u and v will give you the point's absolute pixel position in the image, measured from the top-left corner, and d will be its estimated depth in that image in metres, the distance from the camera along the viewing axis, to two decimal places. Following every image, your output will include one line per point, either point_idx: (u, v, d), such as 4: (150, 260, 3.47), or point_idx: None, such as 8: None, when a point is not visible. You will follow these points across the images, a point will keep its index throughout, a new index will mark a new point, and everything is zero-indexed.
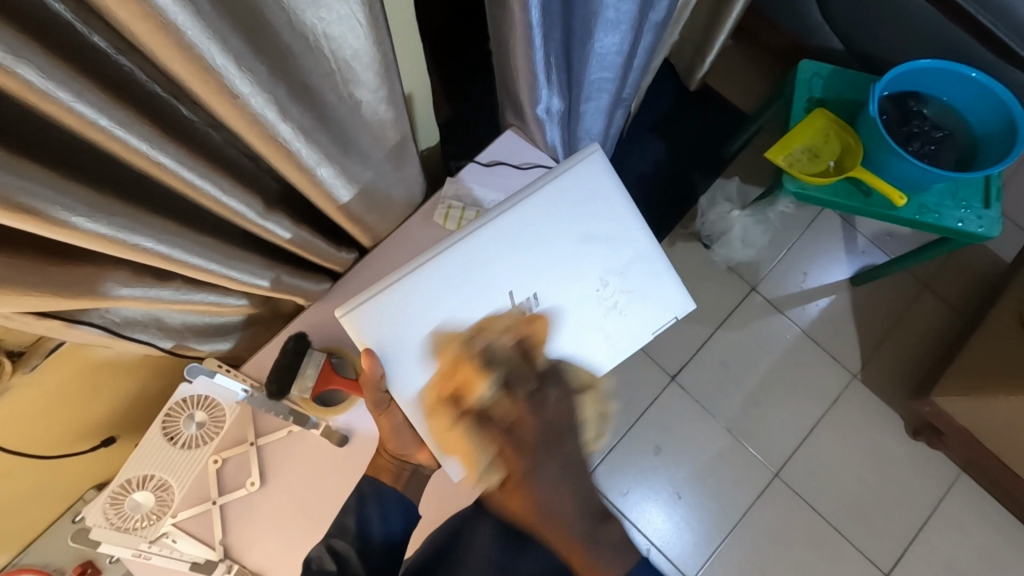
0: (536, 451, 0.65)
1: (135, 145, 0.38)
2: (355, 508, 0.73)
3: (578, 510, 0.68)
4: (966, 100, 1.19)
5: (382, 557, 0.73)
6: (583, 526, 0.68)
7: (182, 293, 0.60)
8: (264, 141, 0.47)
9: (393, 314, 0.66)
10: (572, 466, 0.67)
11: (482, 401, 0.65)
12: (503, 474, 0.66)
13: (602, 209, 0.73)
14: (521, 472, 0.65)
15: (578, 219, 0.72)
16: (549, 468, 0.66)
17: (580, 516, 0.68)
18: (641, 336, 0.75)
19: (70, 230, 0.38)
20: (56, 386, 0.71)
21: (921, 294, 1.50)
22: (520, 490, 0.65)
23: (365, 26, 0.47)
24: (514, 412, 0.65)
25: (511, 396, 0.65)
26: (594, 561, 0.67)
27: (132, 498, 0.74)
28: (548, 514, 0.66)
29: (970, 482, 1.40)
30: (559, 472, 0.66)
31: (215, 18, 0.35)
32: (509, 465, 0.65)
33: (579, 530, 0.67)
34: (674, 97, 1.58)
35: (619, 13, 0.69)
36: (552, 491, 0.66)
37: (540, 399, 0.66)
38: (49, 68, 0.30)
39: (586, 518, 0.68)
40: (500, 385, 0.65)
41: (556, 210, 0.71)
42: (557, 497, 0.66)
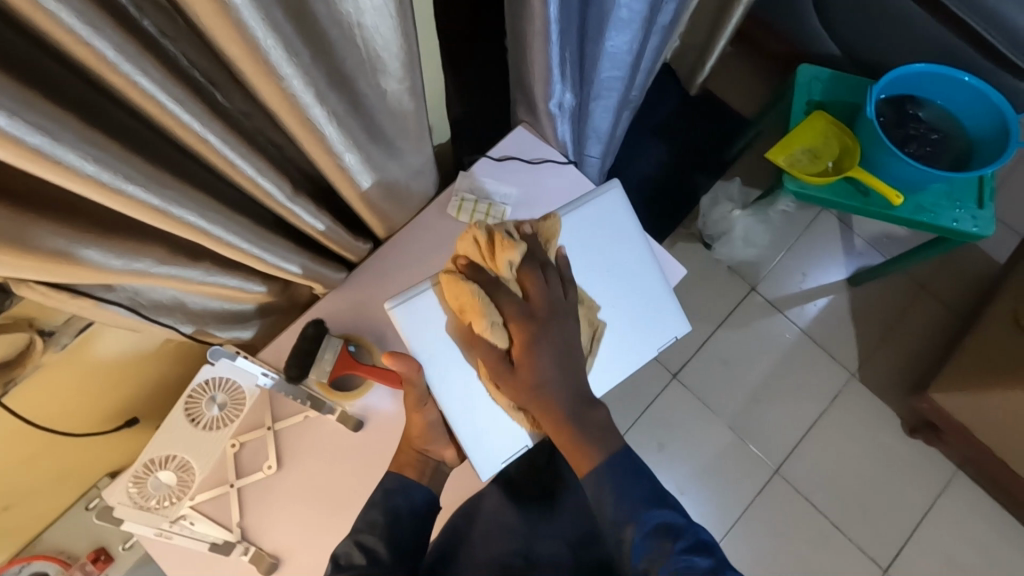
0: (544, 319, 0.67)
1: (186, 121, 0.40)
2: (384, 504, 0.72)
3: (570, 393, 0.67)
4: (959, 104, 1.23)
5: (409, 539, 0.72)
6: (572, 407, 0.67)
7: (210, 275, 0.62)
8: (300, 124, 0.50)
9: (429, 318, 0.69)
10: (563, 352, 0.68)
11: (501, 275, 0.68)
12: (510, 333, 0.67)
13: (617, 231, 0.78)
14: (527, 338, 0.66)
15: (596, 239, 0.77)
16: (546, 348, 0.67)
17: (570, 397, 0.67)
18: (648, 355, 0.78)
19: (122, 201, 0.40)
20: (82, 368, 0.73)
21: (918, 293, 1.53)
22: (523, 361, 0.66)
23: (397, 16, 0.49)
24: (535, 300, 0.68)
25: (530, 272, 0.68)
26: (587, 456, 0.67)
27: (155, 478, 0.75)
28: (538, 393, 0.66)
29: (967, 479, 1.43)
30: (558, 353, 0.67)
31: (269, 2, 0.37)
32: (519, 332, 0.66)
33: (566, 413, 0.67)
34: (676, 101, 1.61)
35: (631, 13, 0.72)
36: (550, 374, 0.66)
37: (536, 285, 0.68)
38: (120, 41, 0.32)
39: (577, 405, 0.68)
40: (522, 265, 0.69)
41: (579, 225, 0.76)
42: (553, 382, 0.67)
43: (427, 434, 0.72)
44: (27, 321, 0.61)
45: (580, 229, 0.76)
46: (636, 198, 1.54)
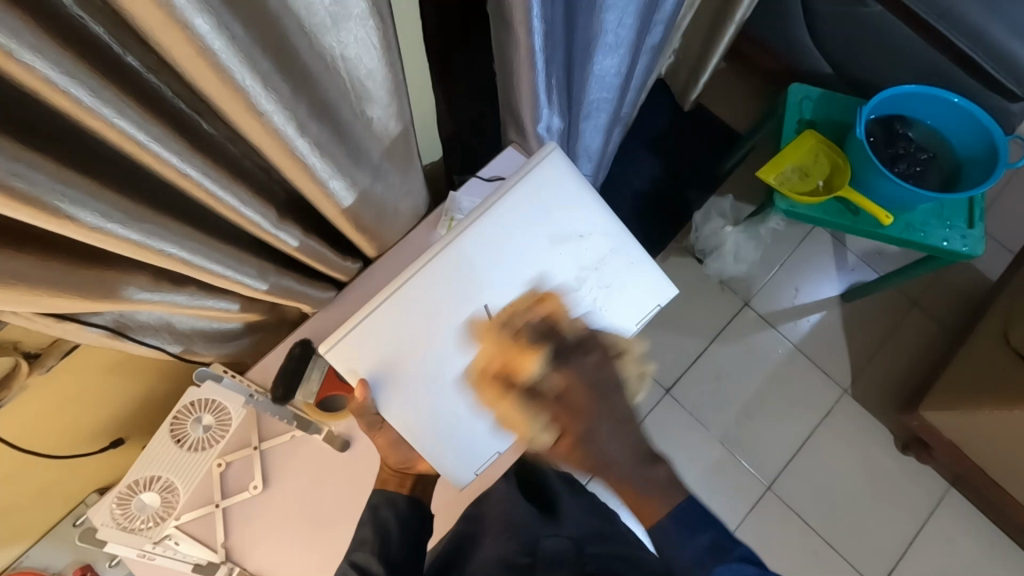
0: (586, 409, 0.54)
1: (166, 158, 0.41)
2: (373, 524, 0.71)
3: (630, 450, 0.57)
4: (948, 123, 1.24)
5: (402, 557, 0.69)
6: (633, 463, 0.58)
7: (195, 299, 0.62)
8: (283, 155, 0.50)
9: (371, 336, 0.69)
10: (620, 419, 0.56)
11: (526, 386, 0.56)
12: (557, 437, 0.56)
13: (566, 207, 0.74)
14: (577, 434, 0.54)
15: (546, 226, 0.73)
16: (599, 427, 0.55)
17: (630, 455, 0.57)
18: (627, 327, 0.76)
19: (101, 235, 0.40)
20: (68, 387, 0.73)
21: (910, 310, 1.53)
22: (576, 448, 0.55)
23: (378, 47, 0.50)
24: (566, 385, 0.54)
25: (564, 368, 0.55)
26: (648, 500, 0.59)
27: (138, 499, 0.75)
28: (603, 469, 0.56)
29: (960, 496, 1.42)
30: (614, 426, 0.55)
31: (248, 43, 0.38)
32: (563, 426, 0.55)
33: (627, 469, 0.57)
34: (669, 117, 1.62)
35: (618, 37, 0.74)
36: (608, 451, 0.55)
37: (576, 359, 0.56)
38: (98, 87, 0.33)
39: (634, 458, 0.58)
40: (554, 361, 0.55)
41: (524, 217, 0.73)
42: (612, 450, 0.56)
43: (397, 452, 0.74)
44: (12, 343, 0.62)
45: (527, 216, 0.73)
46: (629, 212, 1.55)
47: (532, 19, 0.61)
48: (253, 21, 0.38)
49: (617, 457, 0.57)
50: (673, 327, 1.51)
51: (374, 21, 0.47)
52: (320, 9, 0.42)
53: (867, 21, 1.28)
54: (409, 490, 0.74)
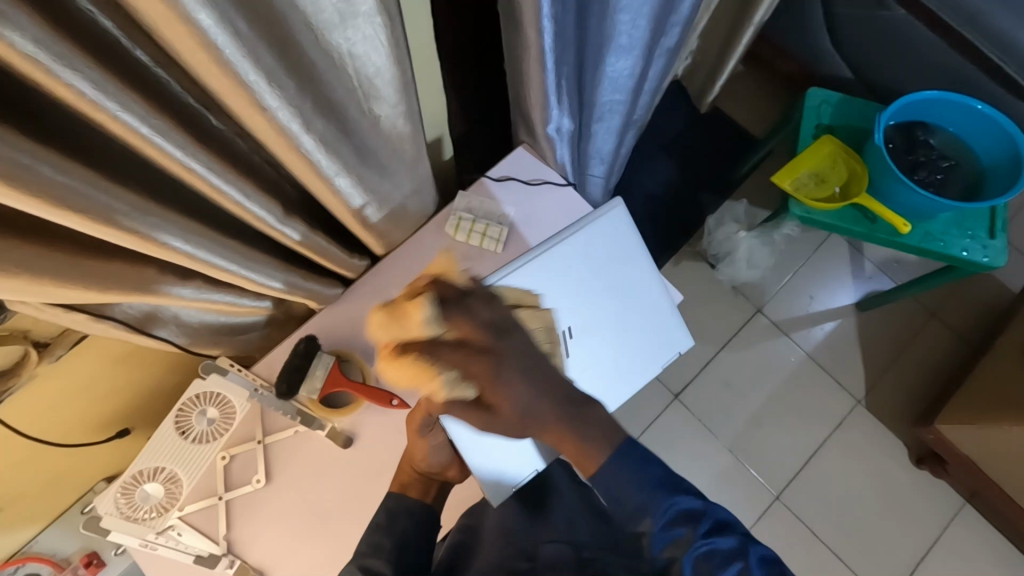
0: (488, 354, 0.50)
1: (170, 152, 0.41)
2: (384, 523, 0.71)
3: (552, 400, 0.55)
4: (971, 131, 1.21)
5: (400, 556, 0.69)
6: (560, 408, 0.56)
7: (201, 292, 0.63)
8: (289, 153, 0.51)
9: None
10: (531, 363, 0.53)
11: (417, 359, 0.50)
12: (472, 388, 0.51)
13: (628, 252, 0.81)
14: (483, 383, 0.50)
15: (604, 261, 0.79)
16: (507, 371, 0.51)
17: (552, 401, 0.55)
18: (655, 370, 0.81)
19: (106, 227, 0.41)
20: (77, 377, 0.74)
21: (928, 320, 1.50)
22: (493, 399, 0.51)
23: (388, 46, 0.50)
24: (472, 356, 0.50)
25: (455, 320, 0.50)
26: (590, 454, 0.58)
27: (142, 489, 0.76)
28: (526, 419, 0.54)
29: (975, 513, 1.39)
30: (527, 367, 0.52)
31: (252, 39, 0.38)
32: (476, 378, 0.50)
33: (558, 419, 0.56)
34: (685, 119, 1.61)
35: (632, 39, 0.72)
36: (526, 401, 0.53)
37: (468, 305, 0.51)
38: (101, 80, 0.33)
39: (569, 405, 0.57)
40: (442, 315, 0.50)
41: (587, 250, 0.79)
42: (528, 399, 0.53)
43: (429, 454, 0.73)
44: (22, 333, 0.63)
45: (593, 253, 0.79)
46: (642, 215, 1.53)
47: (543, 19, 0.61)
48: (259, 19, 0.39)
49: (552, 417, 0.56)
50: None
51: (383, 18, 0.47)
52: (327, 5, 0.42)
53: (889, 26, 1.26)
54: (432, 499, 0.74)
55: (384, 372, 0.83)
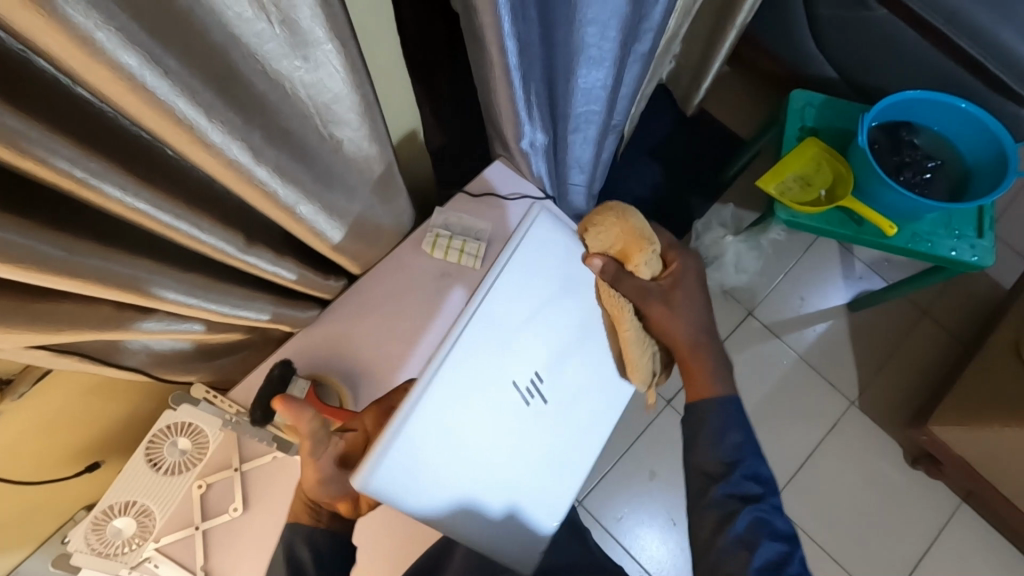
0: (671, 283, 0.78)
1: (110, 193, 0.40)
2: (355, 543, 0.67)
3: (692, 326, 0.76)
4: (956, 130, 1.20)
5: None
6: (693, 335, 0.76)
7: (166, 324, 0.62)
8: (242, 184, 0.49)
9: (417, 460, 0.57)
10: (701, 287, 0.79)
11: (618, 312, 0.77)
12: (661, 280, 0.78)
13: (561, 264, 0.75)
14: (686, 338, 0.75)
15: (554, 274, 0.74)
16: (689, 277, 0.79)
17: (705, 343, 0.76)
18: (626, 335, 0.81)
19: (44, 272, 0.40)
20: (45, 410, 0.73)
21: (920, 320, 1.49)
22: (675, 295, 0.77)
23: (343, 72, 0.49)
24: (671, 278, 0.78)
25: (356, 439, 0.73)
26: (700, 379, 0.73)
27: (113, 524, 0.76)
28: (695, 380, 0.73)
29: (971, 513, 1.38)
30: (699, 297, 0.78)
31: (187, 75, 0.37)
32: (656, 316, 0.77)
33: (700, 344, 0.76)
34: (670, 123, 1.60)
35: (601, 51, 0.71)
36: (689, 320, 0.76)
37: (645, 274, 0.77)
38: (25, 128, 0.32)
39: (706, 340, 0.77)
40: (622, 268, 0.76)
41: (529, 280, 0.70)
42: (687, 322, 0.76)
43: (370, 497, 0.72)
44: None
45: (532, 278, 0.71)
46: None
47: (505, 37, 0.60)
48: (193, 56, 0.37)
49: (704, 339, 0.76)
50: None
51: (335, 45, 0.46)
52: (270, 36, 0.41)
53: (871, 26, 1.25)
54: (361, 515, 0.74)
55: (362, 394, 0.82)
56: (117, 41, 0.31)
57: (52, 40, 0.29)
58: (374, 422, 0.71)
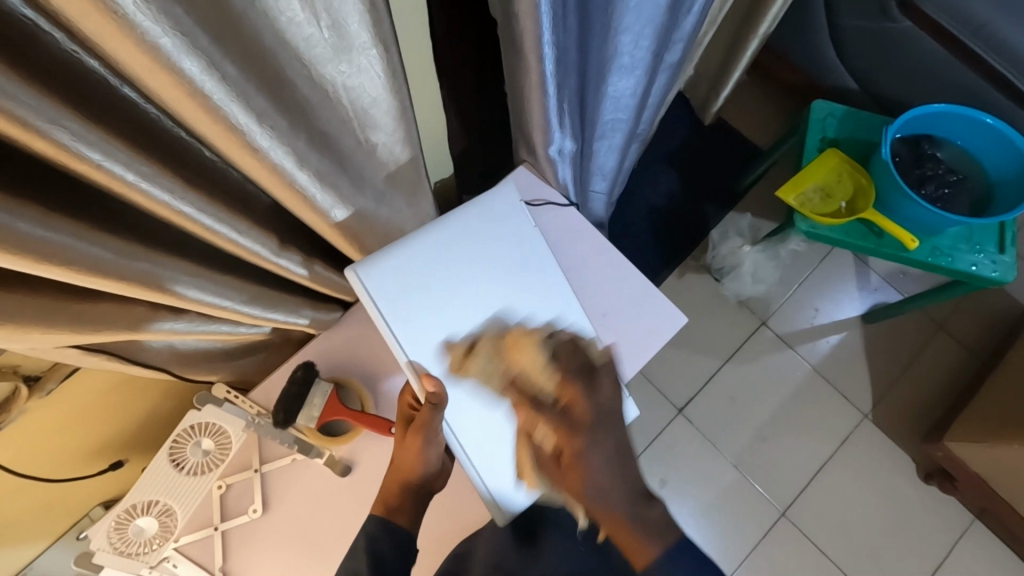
0: (586, 427, 0.58)
1: (158, 197, 0.40)
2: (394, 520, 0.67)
3: (623, 487, 0.57)
4: (979, 144, 1.19)
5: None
6: (628, 501, 0.57)
7: (194, 324, 0.62)
8: (282, 188, 0.49)
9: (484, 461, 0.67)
10: (620, 449, 0.59)
11: (533, 373, 0.63)
12: (556, 449, 0.60)
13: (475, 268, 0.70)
14: (574, 449, 0.57)
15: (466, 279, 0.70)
16: (597, 454, 0.57)
17: (625, 492, 0.57)
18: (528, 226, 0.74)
19: (91, 274, 0.40)
20: (70, 407, 0.74)
21: (935, 334, 1.48)
22: (573, 467, 0.57)
23: (384, 77, 0.48)
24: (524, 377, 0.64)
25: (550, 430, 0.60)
26: None
27: (135, 524, 0.75)
28: (593, 496, 0.56)
29: (985, 529, 1.36)
30: (611, 451, 0.58)
31: (241, 81, 0.37)
32: (565, 443, 0.58)
33: (624, 509, 0.57)
34: (688, 130, 1.59)
35: (634, 59, 0.71)
36: (601, 472, 0.56)
37: (593, 381, 0.62)
38: (84, 132, 0.32)
39: (630, 498, 0.57)
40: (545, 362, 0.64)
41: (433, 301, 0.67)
42: (599, 476, 0.56)
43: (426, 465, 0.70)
44: (12, 368, 0.63)
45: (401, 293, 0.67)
46: (645, 228, 1.52)
47: (543, 45, 0.59)
48: (247, 61, 0.37)
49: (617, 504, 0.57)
50: (688, 344, 1.48)
51: (379, 50, 0.45)
52: (319, 41, 0.41)
53: (897, 39, 1.24)
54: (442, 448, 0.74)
55: (382, 398, 0.81)
56: (180, 46, 0.31)
57: (117, 44, 0.29)
58: (405, 452, 0.69)
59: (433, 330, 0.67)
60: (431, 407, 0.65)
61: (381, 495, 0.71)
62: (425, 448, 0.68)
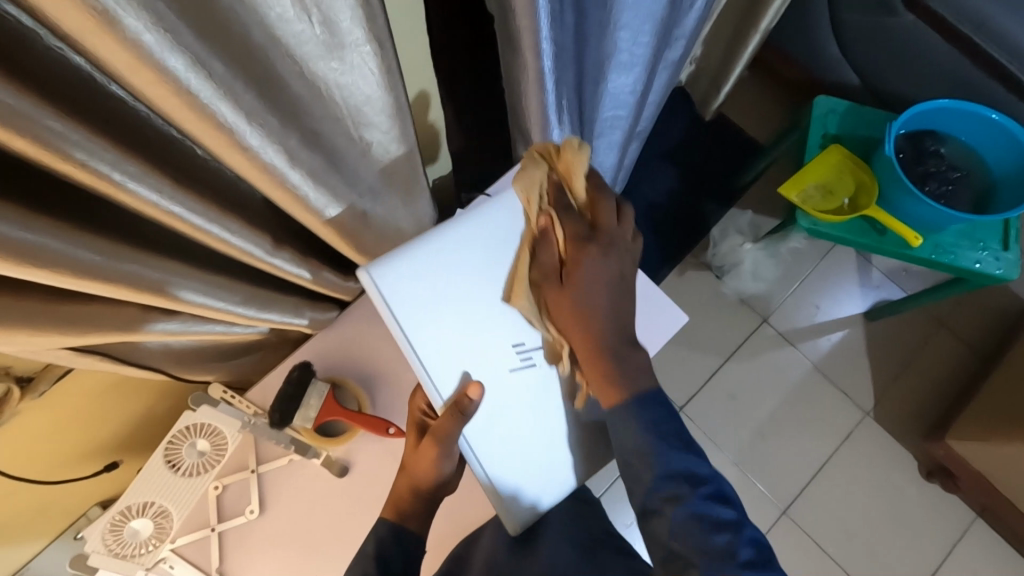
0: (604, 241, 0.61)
1: (145, 197, 0.39)
2: (391, 520, 0.67)
3: (618, 333, 0.61)
4: (983, 140, 1.18)
5: None
6: (617, 336, 0.60)
7: (187, 324, 0.61)
8: (273, 187, 0.48)
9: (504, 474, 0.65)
10: (625, 280, 0.62)
11: (549, 209, 0.62)
12: (563, 255, 0.62)
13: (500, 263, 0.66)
14: (584, 231, 0.61)
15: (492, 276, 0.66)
16: (599, 279, 0.60)
17: (616, 328, 0.61)
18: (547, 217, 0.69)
19: (77, 277, 0.39)
20: (64, 408, 0.73)
21: (936, 331, 1.47)
22: (574, 277, 0.60)
23: (379, 76, 0.47)
24: (592, 199, 0.63)
25: (571, 222, 0.61)
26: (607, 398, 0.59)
27: (131, 525, 0.75)
28: (584, 313, 0.60)
29: (987, 527, 1.36)
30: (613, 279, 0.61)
31: (228, 78, 0.36)
32: (569, 242, 0.61)
33: (610, 343, 0.60)
34: (689, 126, 1.58)
35: (633, 56, 0.71)
36: (603, 304, 0.60)
37: (604, 235, 0.61)
38: (67, 132, 0.31)
39: (622, 339, 0.61)
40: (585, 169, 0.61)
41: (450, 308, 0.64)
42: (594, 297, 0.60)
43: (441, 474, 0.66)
44: (4, 370, 0.62)
45: (414, 298, 0.64)
46: (645, 224, 1.51)
47: (541, 41, 0.58)
48: (234, 58, 0.36)
49: (610, 332, 0.60)
50: (688, 342, 1.47)
51: (373, 47, 0.44)
52: (310, 39, 0.40)
53: (900, 33, 1.22)
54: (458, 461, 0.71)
55: (379, 398, 0.80)
56: (164, 43, 0.30)
57: (97, 41, 0.28)
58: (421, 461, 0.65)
59: (449, 334, 0.64)
60: (456, 416, 0.61)
61: (393, 500, 0.68)
62: (441, 460, 0.64)
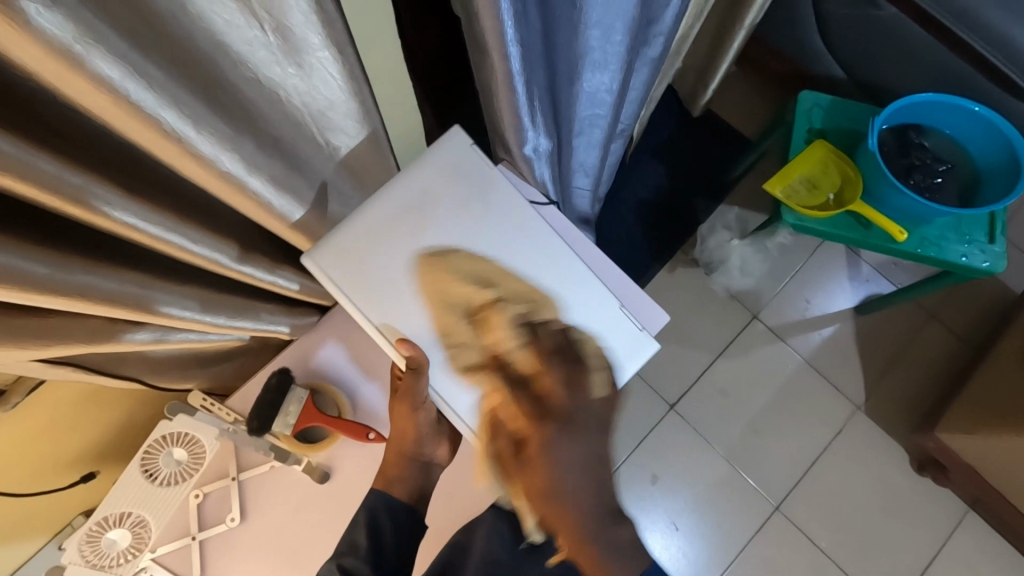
0: (559, 421, 0.66)
1: (97, 208, 0.39)
2: (372, 526, 0.67)
3: (592, 491, 0.69)
4: (968, 132, 1.18)
5: None
6: (593, 516, 0.69)
7: (159, 334, 0.61)
8: (235, 195, 0.48)
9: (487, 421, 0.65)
10: (591, 461, 0.68)
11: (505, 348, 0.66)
12: (519, 433, 0.65)
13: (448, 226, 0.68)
14: (540, 440, 0.65)
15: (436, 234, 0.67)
16: (556, 456, 0.66)
17: (591, 501, 0.69)
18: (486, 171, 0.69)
19: (29, 290, 0.39)
20: (39, 419, 0.73)
21: (927, 324, 1.46)
22: (534, 457, 0.66)
23: (339, 80, 0.47)
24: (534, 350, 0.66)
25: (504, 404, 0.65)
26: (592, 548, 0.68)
27: (108, 535, 0.76)
28: (555, 492, 0.66)
29: (978, 520, 1.36)
30: (590, 460, 0.68)
31: (171, 86, 0.36)
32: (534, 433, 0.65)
33: (577, 520, 0.68)
34: (676, 123, 1.57)
35: (606, 54, 0.69)
36: (563, 474, 0.66)
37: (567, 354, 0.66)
38: (5, 145, 0.31)
39: (597, 516, 0.69)
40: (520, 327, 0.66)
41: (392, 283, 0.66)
42: (567, 482, 0.67)
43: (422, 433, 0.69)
44: None
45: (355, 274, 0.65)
46: (634, 223, 1.50)
47: (506, 42, 0.58)
48: (178, 66, 0.36)
49: (572, 510, 0.68)
50: (678, 340, 1.46)
51: (330, 52, 0.44)
52: (259, 43, 0.40)
53: (884, 26, 1.21)
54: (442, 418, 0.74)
55: (359, 403, 0.80)
56: (96, 52, 0.30)
57: (24, 53, 0.28)
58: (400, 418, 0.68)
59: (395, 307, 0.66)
60: (415, 372, 0.64)
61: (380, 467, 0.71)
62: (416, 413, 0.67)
